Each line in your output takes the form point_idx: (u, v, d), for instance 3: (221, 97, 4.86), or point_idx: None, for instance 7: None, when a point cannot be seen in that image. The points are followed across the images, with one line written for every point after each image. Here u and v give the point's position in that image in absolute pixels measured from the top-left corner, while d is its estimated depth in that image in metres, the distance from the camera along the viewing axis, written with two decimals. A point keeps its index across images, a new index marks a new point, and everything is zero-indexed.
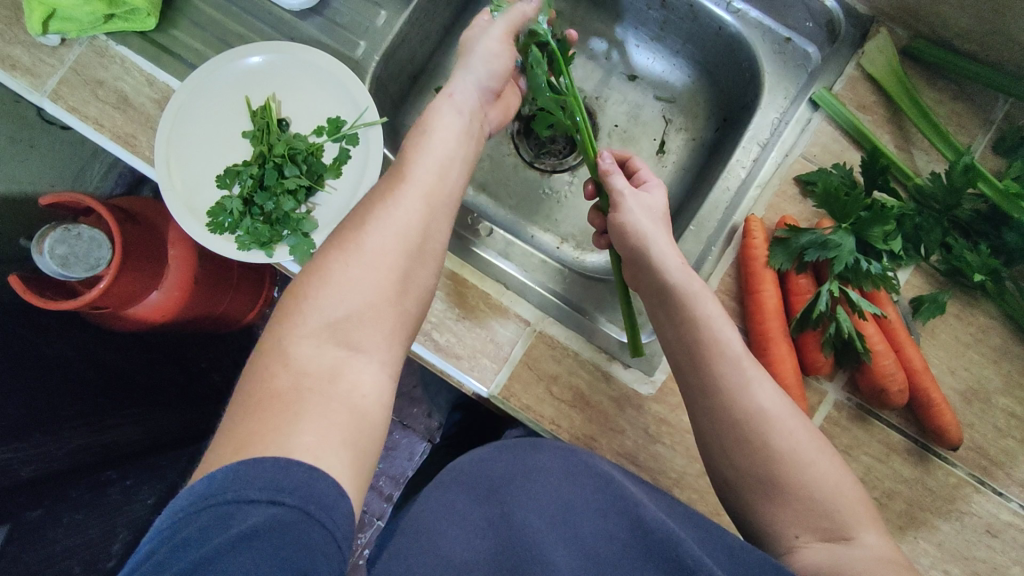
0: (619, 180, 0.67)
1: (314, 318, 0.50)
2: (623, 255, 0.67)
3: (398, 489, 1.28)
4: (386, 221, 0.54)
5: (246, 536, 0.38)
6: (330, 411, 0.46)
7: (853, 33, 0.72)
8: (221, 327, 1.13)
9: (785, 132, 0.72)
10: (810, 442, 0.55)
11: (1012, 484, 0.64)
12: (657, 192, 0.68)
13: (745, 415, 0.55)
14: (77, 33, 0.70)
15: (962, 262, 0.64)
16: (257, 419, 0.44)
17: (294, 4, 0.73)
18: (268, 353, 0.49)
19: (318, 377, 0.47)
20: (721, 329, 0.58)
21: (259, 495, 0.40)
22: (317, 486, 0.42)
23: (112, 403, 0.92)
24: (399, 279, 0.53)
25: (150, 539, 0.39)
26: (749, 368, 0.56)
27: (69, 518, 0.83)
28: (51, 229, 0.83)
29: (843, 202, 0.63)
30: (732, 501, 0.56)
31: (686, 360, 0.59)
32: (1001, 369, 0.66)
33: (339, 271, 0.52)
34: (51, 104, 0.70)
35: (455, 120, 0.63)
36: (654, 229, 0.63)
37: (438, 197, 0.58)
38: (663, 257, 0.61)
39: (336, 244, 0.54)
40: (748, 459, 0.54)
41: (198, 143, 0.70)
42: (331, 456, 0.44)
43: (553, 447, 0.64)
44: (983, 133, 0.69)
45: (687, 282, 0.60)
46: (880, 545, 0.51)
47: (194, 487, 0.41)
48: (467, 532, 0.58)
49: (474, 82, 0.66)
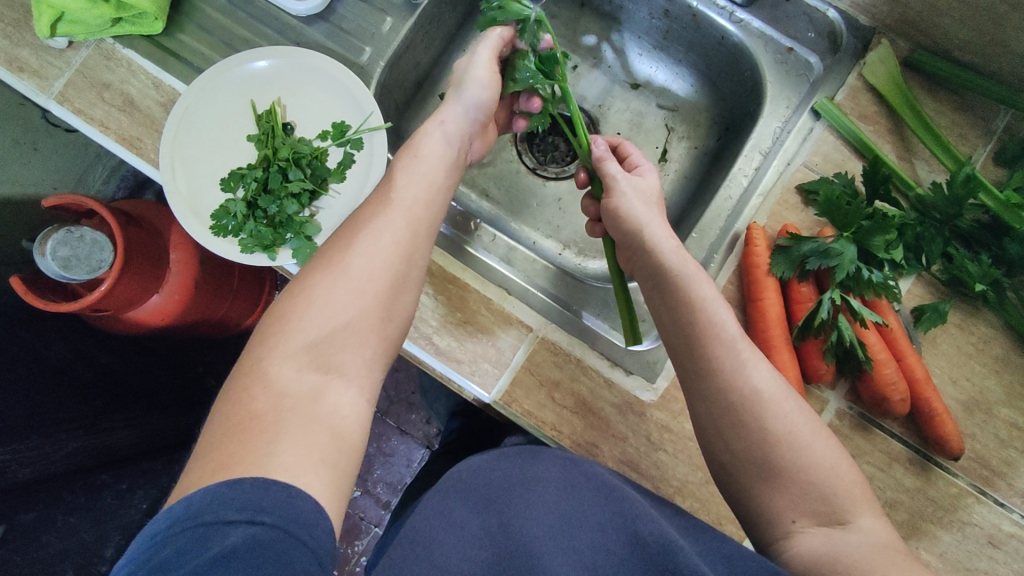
0: (612, 166, 0.68)
1: (296, 339, 0.50)
2: (619, 240, 0.67)
3: (395, 495, 1.28)
4: (373, 247, 0.55)
5: (223, 558, 0.37)
6: (312, 432, 0.46)
7: (854, 44, 0.73)
8: (220, 332, 1.13)
9: (787, 141, 0.72)
10: (805, 422, 0.55)
11: (1014, 494, 0.64)
12: (650, 177, 0.68)
13: (741, 397, 0.54)
14: (84, 36, 0.71)
15: (962, 272, 0.64)
16: (237, 443, 0.44)
17: (301, 10, 0.74)
18: (248, 376, 0.49)
19: (299, 399, 0.47)
20: (716, 310, 0.57)
21: (238, 515, 0.40)
22: (296, 506, 0.42)
23: (111, 407, 0.92)
24: (383, 306, 0.54)
25: (127, 563, 0.39)
26: (743, 349, 0.56)
27: (63, 521, 0.82)
28: (54, 231, 0.83)
29: (845, 210, 0.63)
30: (729, 489, 0.57)
31: (681, 342, 0.58)
32: (1002, 379, 0.65)
33: (324, 296, 0.52)
34: (57, 106, 0.71)
35: (445, 147, 0.63)
36: (647, 211, 0.64)
37: (423, 225, 0.58)
38: (656, 237, 0.62)
39: (324, 262, 0.54)
40: (745, 442, 0.54)
41: (203, 146, 0.71)
42: (311, 476, 0.44)
43: (554, 458, 0.64)
44: (984, 144, 0.69)
45: (681, 264, 0.60)
46: (876, 528, 0.52)
47: (172, 509, 0.40)
48: (464, 541, 0.57)
49: (465, 110, 0.66)
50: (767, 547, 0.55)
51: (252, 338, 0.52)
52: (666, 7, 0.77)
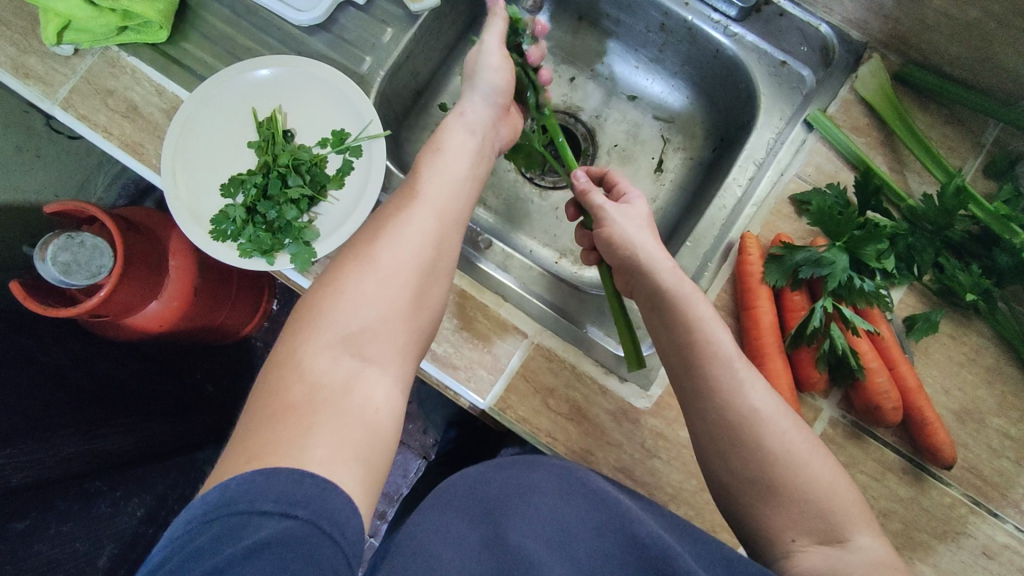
0: (598, 197, 0.68)
1: (331, 331, 0.50)
2: (615, 265, 0.67)
3: (391, 506, 1.27)
4: (402, 235, 0.56)
5: (258, 547, 0.37)
6: (346, 424, 0.46)
7: (846, 58, 0.74)
8: (221, 338, 1.14)
9: (780, 152, 0.73)
10: (802, 440, 0.55)
11: (1008, 505, 0.64)
12: (638, 202, 0.68)
13: (738, 415, 0.55)
14: (90, 44, 0.72)
15: (953, 282, 0.65)
16: (272, 430, 0.45)
17: (304, 20, 0.75)
18: (283, 365, 0.49)
19: (332, 390, 0.48)
20: (713, 330, 0.57)
21: (272, 507, 0.40)
22: (330, 501, 0.42)
23: (109, 414, 0.92)
24: (414, 293, 0.54)
25: (163, 548, 0.39)
26: (741, 368, 0.57)
27: (55, 530, 0.81)
28: (55, 237, 0.83)
29: (839, 220, 0.64)
30: (730, 508, 0.57)
31: (680, 367, 0.58)
32: (994, 389, 0.66)
33: (355, 284, 0.53)
34: (61, 112, 0.72)
35: (466, 139, 0.65)
36: (641, 236, 0.64)
37: (450, 214, 0.59)
38: (652, 258, 0.62)
39: (353, 254, 0.55)
40: (744, 461, 0.54)
41: (203, 152, 0.72)
42: (344, 470, 0.44)
43: (547, 464, 0.65)
44: (975, 156, 0.70)
45: (677, 284, 0.60)
46: (874, 546, 0.52)
47: (207, 497, 0.40)
48: (463, 556, 0.57)
49: (482, 101, 0.68)
50: (767, 561, 0.55)
51: (279, 336, 0.52)
52: (662, 21, 0.79)
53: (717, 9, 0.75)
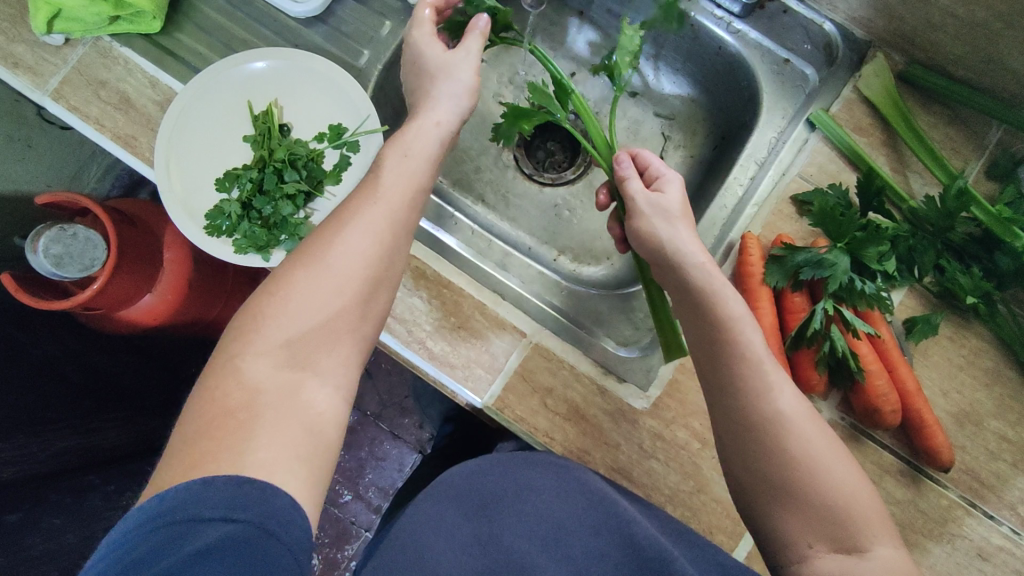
0: (633, 184, 0.64)
1: (270, 337, 0.49)
2: (644, 257, 0.64)
3: (387, 501, 1.26)
4: (351, 244, 0.53)
5: (200, 555, 0.38)
6: (287, 430, 0.46)
7: (850, 57, 0.73)
8: (213, 334, 1.12)
9: (782, 152, 0.73)
10: (829, 449, 0.54)
11: (1004, 507, 0.64)
12: (674, 188, 0.64)
13: (764, 419, 0.54)
14: (81, 33, 0.70)
15: (954, 285, 0.64)
16: (210, 439, 0.44)
17: (300, 12, 0.74)
18: (221, 371, 0.48)
19: (274, 396, 0.47)
20: (744, 331, 0.56)
21: (212, 513, 0.40)
22: (272, 503, 0.42)
23: (98, 407, 0.91)
24: (361, 304, 0.53)
25: (98, 562, 0.39)
26: (772, 371, 0.55)
27: (48, 523, 0.78)
28: (47, 228, 0.81)
29: (839, 221, 0.63)
30: (743, 508, 0.56)
31: (708, 366, 0.58)
32: (993, 392, 0.66)
33: (302, 291, 0.51)
34: (52, 103, 0.71)
35: (430, 147, 0.62)
36: (670, 231, 0.60)
37: (404, 221, 0.57)
38: (685, 254, 0.59)
39: (301, 259, 0.53)
40: (764, 463, 0.53)
41: (199, 146, 0.71)
42: (287, 474, 0.44)
43: (546, 462, 0.63)
44: (977, 158, 0.70)
45: (708, 281, 0.58)
46: (893, 558, 0.51)
47: (144, 507, 0.41)
48: (454, 547, 0.59)
49: (453, 107, 0.64)
50: (778, 566, 0.54)
51: (222, 336, 0.51)
52: None
53: (720, 5, 0.74)
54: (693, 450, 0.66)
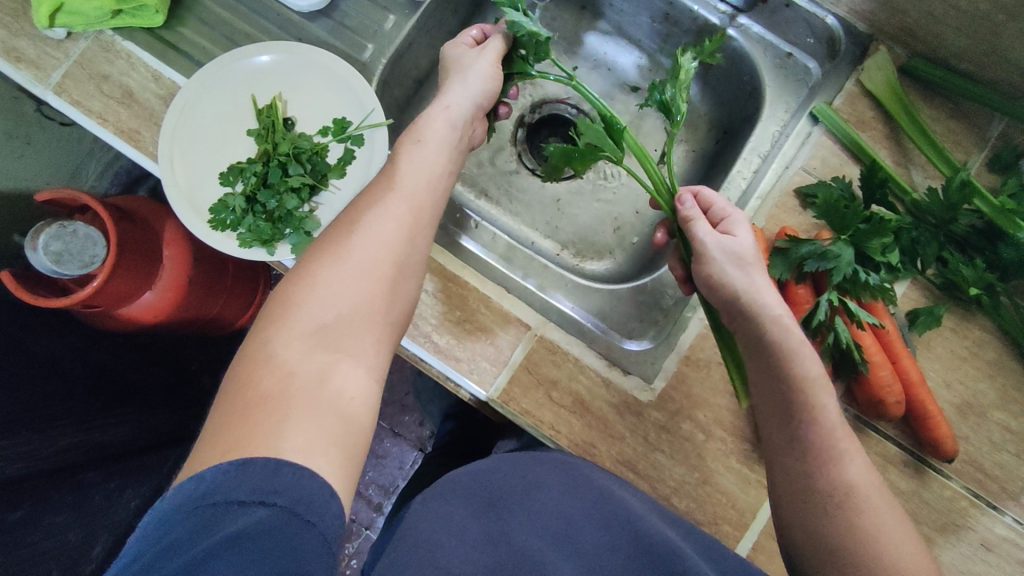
0: (702, 228, 0.62)
1: (302, 322, 0.49)
2: (713, 302, 0.62)
3: (387, 498, 1.26)
4: (376, 230, 0.54)
5: (233, 538, 0.38)
6: (320, 414, 0.46)
7: (853, 49, 0.74)
8: (213, 330, 1.11)
9: (785, 145, 0.74)
10: (894, 520, 0.55)
11: (1006, 497, 0.65)
12: (744, 232, 0.61)
13: (831, 485, 0.55)
14: (83, 27, 0.70)
15: (957, 277, 0.64)
16: (246, 422, 0.44)
17: (304, 6, 0.74)
18: (256, 357, 0.48)
19: (306, 380, 0.47)
20: (818, 395, 0.56)
21: (248, 497, 0.40)
22: (307, 487, 0.42)
23: (107, 405, 0.91)
24: (388, 287, 0.53)
25: (136, 542, 0.39)
26: (843, 441, 0.56)
27: (49, 520, 0.79)
28: (47, 226, 0.81)
29: (843, 213, 0.64)
30: (792, 557, 0.57)
31: (777, 423, 0.58)
32: (995, 383, 0.66)
33: (330, 276, 0.51)
34: (54, 97, 0.70)
35: (446, 135, 0.62)
36: (745, 278, 0.58)
37: (426, 208, 0.57)
38: (761, 306, 0.57)
39: (326, 246, 0.53)
40: (825, 527, 0.54)
41: (202, 140, 0.70)
42: (321, 458, 0.44)
43: (552, 462, 0.65)
44: (979, 150, 0.70)
45: (784, 337, 0.56)
46: None
47: (182, 489, 0.41)
48: (465, 544, 0.57)
49: (469, 93, 0.64)
50: None
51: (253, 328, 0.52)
52: (667, 10, 0.78)
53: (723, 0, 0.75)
54: (699, 442, 0.67)
